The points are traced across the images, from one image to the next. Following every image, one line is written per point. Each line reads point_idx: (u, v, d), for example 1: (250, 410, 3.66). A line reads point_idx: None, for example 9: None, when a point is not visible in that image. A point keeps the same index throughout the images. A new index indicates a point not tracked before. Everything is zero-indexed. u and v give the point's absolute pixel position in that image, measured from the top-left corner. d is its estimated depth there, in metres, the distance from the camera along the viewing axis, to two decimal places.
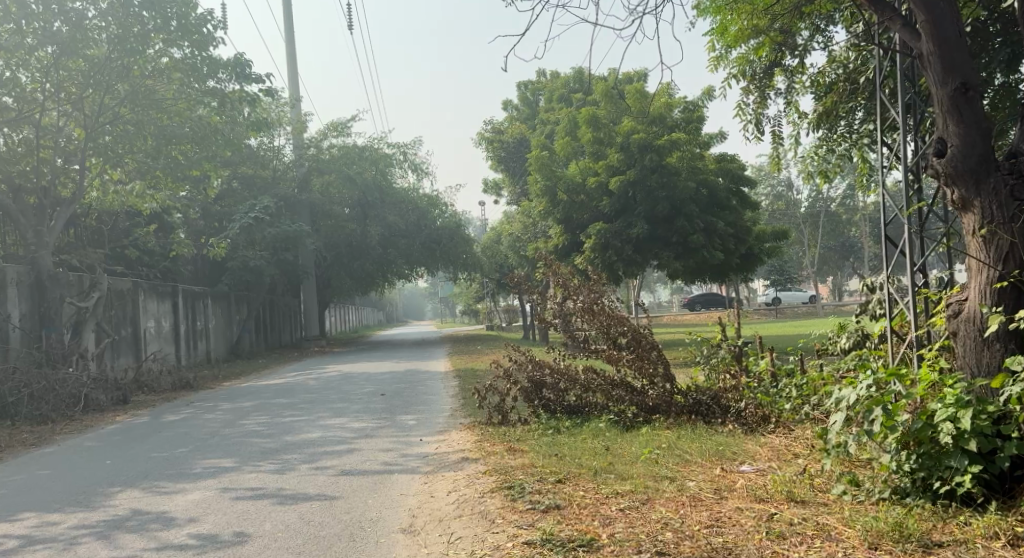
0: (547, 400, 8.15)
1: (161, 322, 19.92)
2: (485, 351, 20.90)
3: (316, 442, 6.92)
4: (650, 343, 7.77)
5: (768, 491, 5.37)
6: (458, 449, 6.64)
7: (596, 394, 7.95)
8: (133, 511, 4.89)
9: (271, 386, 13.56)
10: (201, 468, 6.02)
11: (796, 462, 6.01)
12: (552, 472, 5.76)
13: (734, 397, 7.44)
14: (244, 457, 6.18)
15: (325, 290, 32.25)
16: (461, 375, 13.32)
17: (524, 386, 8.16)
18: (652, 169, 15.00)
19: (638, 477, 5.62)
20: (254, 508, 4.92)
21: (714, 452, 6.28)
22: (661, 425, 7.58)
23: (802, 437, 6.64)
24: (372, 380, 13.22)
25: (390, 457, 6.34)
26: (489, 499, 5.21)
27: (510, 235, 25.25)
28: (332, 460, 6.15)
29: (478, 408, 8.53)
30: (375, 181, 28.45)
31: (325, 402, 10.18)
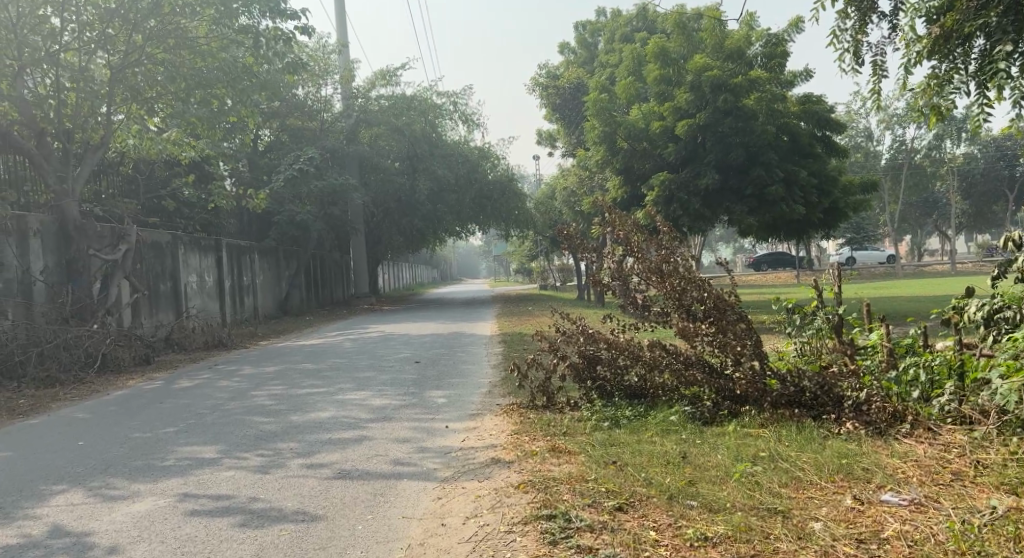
0: (604, 380, 6.95)
1: (203, 278, 19.07)
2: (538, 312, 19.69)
3: (322, 424, 5.93)
4: (736, 315, 6.36)
5: (934, 547, 4.10)
6: (491, 444, 5.53)
7: (666, 375, 6.70)
8: (49, 532, 4.16)
9: (303, 348, 12.66)
10: (174, 460, 5.15)
11: (958, 493, 4.68)
12: (611, 493, 4.65)
13: (852, 386, 6.01)
14: (227, 446, 5.35)
15: (375, 247, 31.30)
16: (510, 340, 12.17)
17: (576, 362, 6.96)
18: (726, 112, 14.33)
19: (733, 509, 4.44)
20: (201, 533, 4.17)
21: (835, 466, 5.01)
22: (751, 420, 6.28)
23: (953, 451, 5.29)
24: (413, 343, 12.15)
25: (403, 450, 5.39)
26: (518, 538, 4.20)
27: (565, 189, 23.87)
28: (330, 453, 5.27)
29: (520, 387, 7.43)
30: (424, 132, 26.97)
31: (353, 369, 9.15)
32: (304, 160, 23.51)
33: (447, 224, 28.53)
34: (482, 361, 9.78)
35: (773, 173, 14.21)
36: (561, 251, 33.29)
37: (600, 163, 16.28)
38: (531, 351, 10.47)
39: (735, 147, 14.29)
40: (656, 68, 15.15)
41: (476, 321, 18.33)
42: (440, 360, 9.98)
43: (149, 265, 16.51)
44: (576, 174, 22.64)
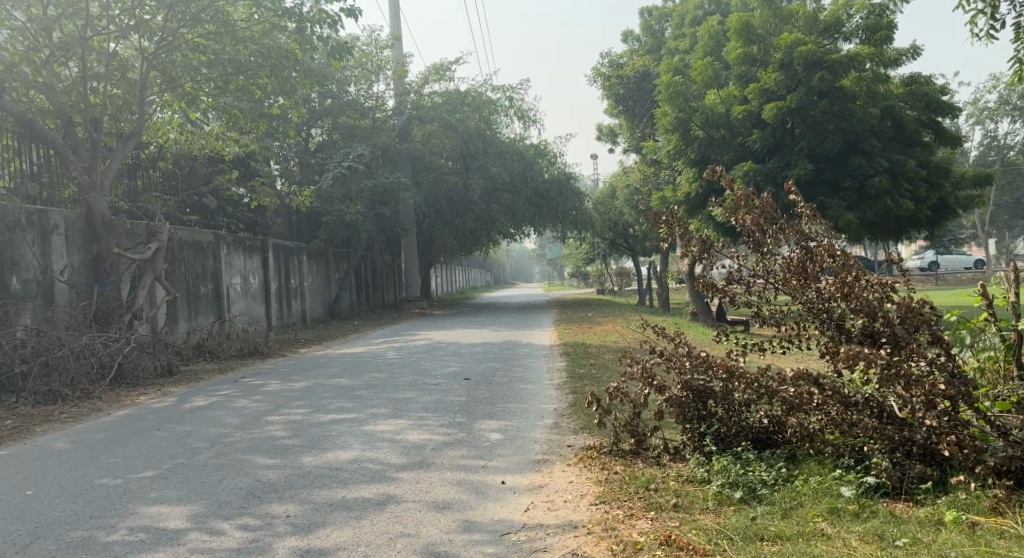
0: (717, 420, 5.56)
1: (248, 279, 17.92)
2: (601, 320, 18.06)
3: (335, 476, 4.62)
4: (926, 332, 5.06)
5: None
6: (571, 522, 4.25)
7: (817, 419, 5.27)
8: None
9: (342, 359, 11.33)
10: (121, 538, 3.90)
11: None
12: None
13: None
14: (198, 517, 4.09)
15: (427, 249, 30.01)
16: (573, 354, 10.66)
17: (682, 395, 5.62)
18: (820, 93, 12.88)
19: None
20: None
21: None
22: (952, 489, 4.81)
23: None
24: (464, 355, 10.71)
25: (437, 531, 4.04)
26: None
27: (629, 186, 22.24)
28: (335, 532, 3.98)
29: (597, 426, 6.01)
30: (478, 129, 25.60)
31: (390, 388, 7.72)
32: (353, 157, 22.28)
33: (501, 225, 27.15)
34: (543, 379, 8.28)
35: (876, 164, 12.93)
36: (621, 254, 31.63)
37: (672, 155, 15.00)
38: (602, 370, 8.93)
39: (832, 136, 12.95)
40: (740, 47, 13.87)
41: (535, 328, 16.84)
42: (495, 377, 8.49)
43: (190, 265, 15.38)
44: (643, 172, 21.02)
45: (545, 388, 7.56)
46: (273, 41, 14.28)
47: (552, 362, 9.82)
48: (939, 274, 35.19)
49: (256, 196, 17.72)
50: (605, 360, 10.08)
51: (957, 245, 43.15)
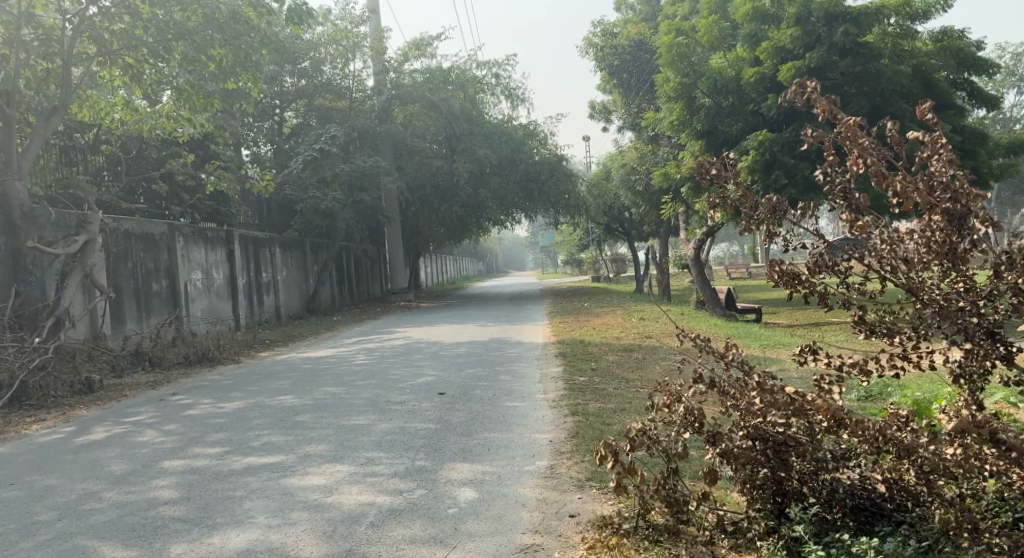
0: (802, 476, 4.17)
1: (210, 274, 16.24)
2: (602, 311, 16.43)
3: None
4: None
5: None
6: None
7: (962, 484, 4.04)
8: None
9: (299, 367, 9.69)
10: None
11: None
12: None
13: None
14: None
15: (413, 239, 28.30)
16: (574, 358, 8.90)
17: (749, 451, 4.16)
18: (842, 51, 11.28)
19: None
20: None
21: None
22: None
23: None
24: (441, 359, 9.06)
25: None
26: None
27: (624, 166, 20.57)
28: None
29: (605, 482, 4.33)
30: (462, 108, 23.68)
31: (337, 412, 6.08)
32: (324, 139, 20.39)
33: (490, 211, 25.41)
34: (538, 394, 6.58)
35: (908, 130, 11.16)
36: (617, 239, 29.95)
37: (674, 126, 13.40)
38: (614, 378, 7.23)
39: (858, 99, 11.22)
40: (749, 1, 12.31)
41: (528, 322, 15.18)
42: (475, 390, 6.83)
43: (139, 261, 13.76)
44: (644, 149, 19.35)
45: (540, 408, 5.88)
46: (221, 3, 12.58)
47: (549, 369, 8.12)
48: None
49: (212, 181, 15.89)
50: (617, 363, 8.41)
51: None
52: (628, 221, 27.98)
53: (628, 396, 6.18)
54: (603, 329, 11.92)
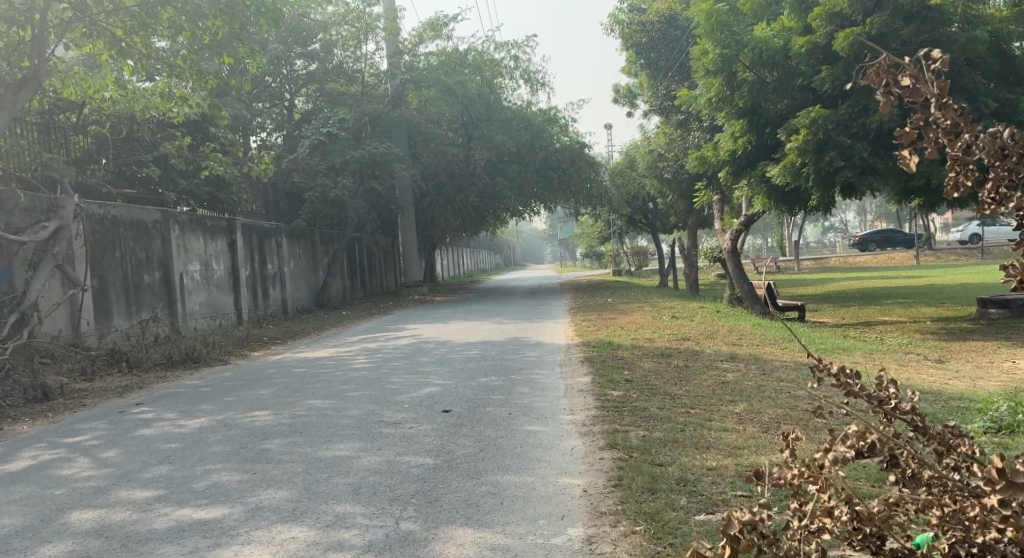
0: None
1: (207, 265, 14.21)
2: (628, 307, 15.17)
3: None
4: None
5: None
6: None
7: None
8: None
9: (288, 370, 8.47)
10: None
11: None
12: None
13: None
14: None
15: (427, 229, 27.11)
16: (606, 366, 7.55)
17: None
18: (910, 16, 9.97)
19: None
20: None
21: None
22: None
23: None
24: (450, 365, 7.85)
25: None
26: None
27: (651, 152, 19.25)
28: None
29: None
30: (481, 92, 22.28)
31: (314, 437, 4.90)
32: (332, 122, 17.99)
33: (508, 202, 24.14)
34: (563, 414, 5.32)
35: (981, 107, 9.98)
36: (640, 231, 28.60)
37: (713, 104, 12.17)
38: (659, 392, 5.86)
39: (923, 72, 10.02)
40: None
41: (548, 320, 13.92)
42: (485, 408, 5.63)
43: (129, 250, 12.16)
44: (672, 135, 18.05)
45: (565, 437, 4.63)
46: None
47: (577, 379, 6.82)
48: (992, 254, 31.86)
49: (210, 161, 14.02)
50: (658, 373, 6.98)
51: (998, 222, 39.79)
52: (652, 212, 26.63)
53: (682, 419, 4.91)
54: (634, 330, 10.62)
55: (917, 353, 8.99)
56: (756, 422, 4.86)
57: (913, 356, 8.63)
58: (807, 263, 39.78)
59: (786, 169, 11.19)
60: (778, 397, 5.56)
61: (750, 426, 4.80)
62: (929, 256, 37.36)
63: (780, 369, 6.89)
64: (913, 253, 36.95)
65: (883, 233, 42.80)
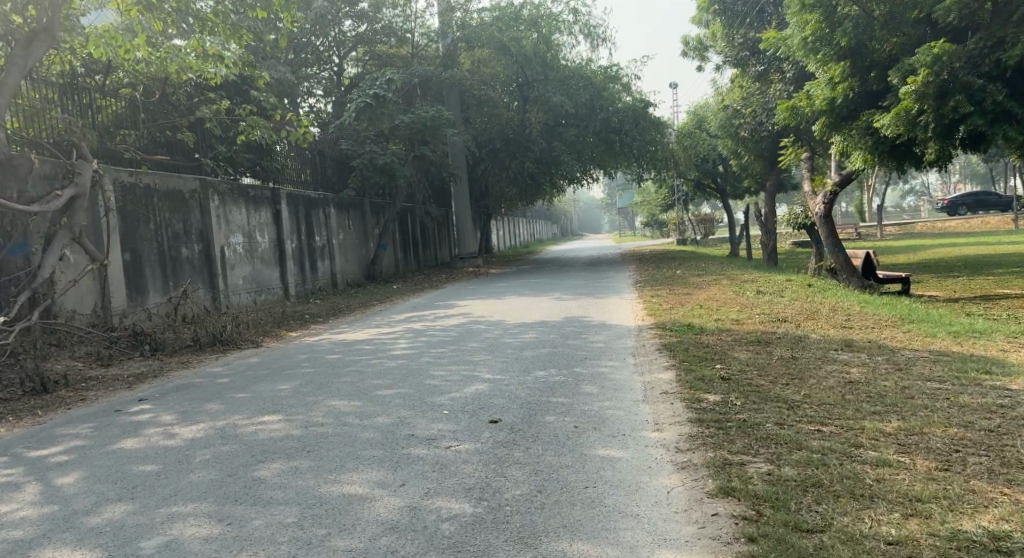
0: None
1: (252, 236, 13.09)
2: (703, 280, 13.78)
3: None
4: None
5: None
6: None
7: None
8: None
9: (319, 350, 7.35)
10: None
11: None
12: None
13: None
14: None
15: (484, 198, 25.89)
16: (692, 357, 6.30)
17: None
18: None
19: None
20: None
21: None
22: None
23: None
24: (502, 354, 6.66)
25: None
26: None
27: (725, 109, 17.65)
28: None
29: None
30: (537, 50, 21.02)
31: (324, 464, 4.05)
32: (380, 83, 16.64)
33: (569, 167, 22.71)
34: (646, 430, 4.38)
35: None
36: (710, 196, 26.93)
37: (803, 47, 10.98)
38: (773, 398, 4.80)
39: None
40: None
41: (614, 294, 12.60)
42: (544, 418, 4.60)
43: (164, 222, 11.07)
44: (750, 89, 16.40)
45: (648, 473, 3.92)
46: None
47: (657, 378, 5.53)
48: None
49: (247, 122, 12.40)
50: (760, 367, 5.85)
51: None
52: (722, 175, 24.94)
53: (825, 442, 4.09)
54: (715, 308, 9.33)
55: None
56: (924, 453, 3.97)
57: None
58: (890, 229, 37.38)
59: (899, 117, 9.77)
60: (933, 407, 4.57)
61: (917, 458, 3.94)
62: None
63: (917, 370, 5.80)
64: (1004, 218, 34.41)
65: (970, 196, 40.03)
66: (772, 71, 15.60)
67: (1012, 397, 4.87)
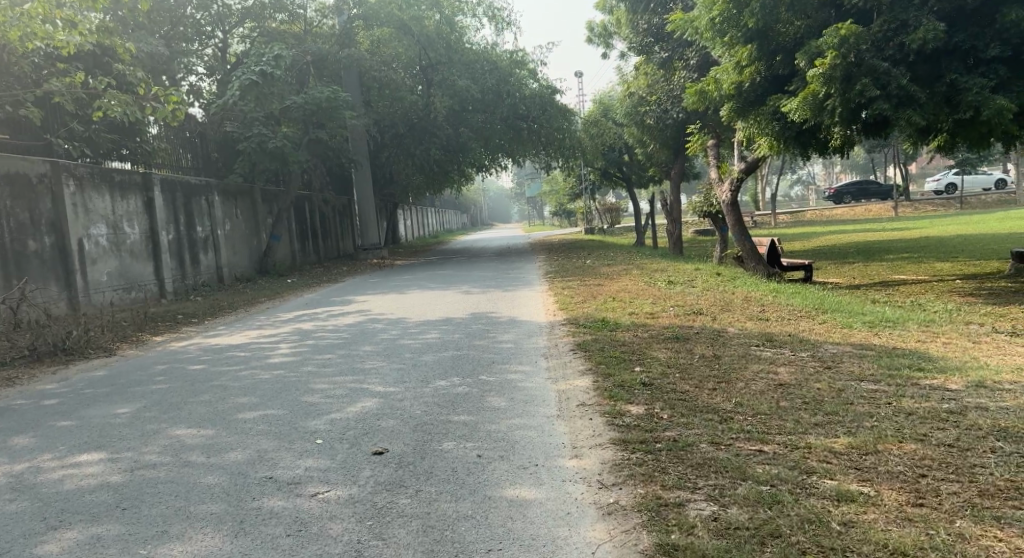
0: None
1: (116, 226, 11.85)
2: (613, 270, 13.26)
3: None
4: None
5: None
6: None
7: None
8: None
9: (182, 359, 6.39)
10: None
11: None
12: None
13: None
14: None
15: (386, 187, 24.92)
16: (609, 360, 5.66)
17: None
18: None
19: None
20: None
21: None
22: None
23: None
24: (396, 360, 5.92)
25: None
26: None
27: (632, 94, 17.25)
28: None
29: None
30: (439, 32, 20.22)
31: (140, 529, 3.59)
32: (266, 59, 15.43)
33: (473, 155, 21.95)
34: (563, 459, 4.03)
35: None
36: (616, 184, 26.65)
37: (711, 26, 10.52)
38: (706, 409, 4.41)
39: None
40: None
41: (522, 286, 11.98)
42: (441, 445, 4.19)
43: (4, 210, 9.83)
44: (656, 75, 16.00)
45: (566, 523, 3.52)
46: None
47: (576, 386, 4.97)
48: (981, 211, 30.45)
49: (98, 101, 11.05)
50: (683, 367, 5.34)
51: (980, 176, 38.52)
52: (628, 163, 24.64)
53: (779, 470, 3.77)
54: (629, 300, 8.81)
55: (979, 327, 7.84)
56: (887, 480, 3.67)
57: (981, 330, 7.47)
58: (783, 217, 38.10)
59: (806, 101, 9.45)
60: (880, 415, 4.25)
61: (879, 485, 3.65)
62: (906, 206, 35.89)
63: (848, 369, 5.21)
64: (892, 206, 35.48)
65: (861, 184, 41.17)
66: (676, 58, 15.23)
67: (955, 394, 4.57)
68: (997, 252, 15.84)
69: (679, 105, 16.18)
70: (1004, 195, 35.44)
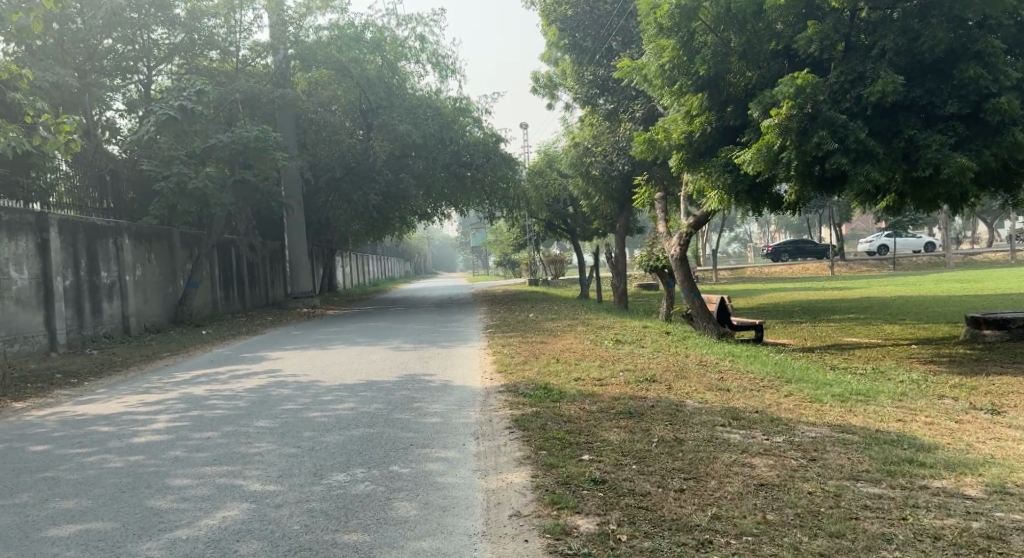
0: None
1: (0, 269, 10.59)
2: (557, 327, 12.35)
3: None
4: None
5: None
6: None
7: None
8: None
9: (28, 437, 5.23)
10: None
11: None
12: None
13: None
14: None
15: (321, 232, 23.79)
16: (551, 444, 4.70)
17: None
18: None
19: None
20: None
21: None
22: None
23: None
24: (291, 442, 4.85)
25: None
26: None
27: (575, 145, 16.59)
28: None
29: None
30: (381, 75, 19.36)
31: None
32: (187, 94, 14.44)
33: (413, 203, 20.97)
34: None
35: (1001, 77, 8.13)
36: (560, 236, 25.97)
37: (660, 72, 9.84)
38: (681, 528, 3.65)
39: (931, 31, 8.27)
40: None
41: (460, 343, 10.97)
42: None
43: None
44: (603, 126, 15.38)
45: None
46: None
47: (511, 485, 4.10)
48: (917, 274, 30.59)
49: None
50: (635, 452, 4.49)
51: (916, 239, 38.97)
52: (573, 215, 23.97)
53: None
54: (573, 364, 7.86)
55: (955, 402, 7.04)
56: None
57: (961, 406, 6.70)
58: (723, 274, 37.93)
59: (760, 153, 8.71)
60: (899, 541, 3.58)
61: None
62: (842, 265, 36.07)
63: (836, 461, 4.45)
64: (827, 264, 35.58)
65: (797, 243, 41.39)
66: (622, 109, 14.60)
67: (979, 507, 3.95)
68: (948, 316, 15.39)
69: (626, 157, 15.54)
70: (935, 257, 35.89)
